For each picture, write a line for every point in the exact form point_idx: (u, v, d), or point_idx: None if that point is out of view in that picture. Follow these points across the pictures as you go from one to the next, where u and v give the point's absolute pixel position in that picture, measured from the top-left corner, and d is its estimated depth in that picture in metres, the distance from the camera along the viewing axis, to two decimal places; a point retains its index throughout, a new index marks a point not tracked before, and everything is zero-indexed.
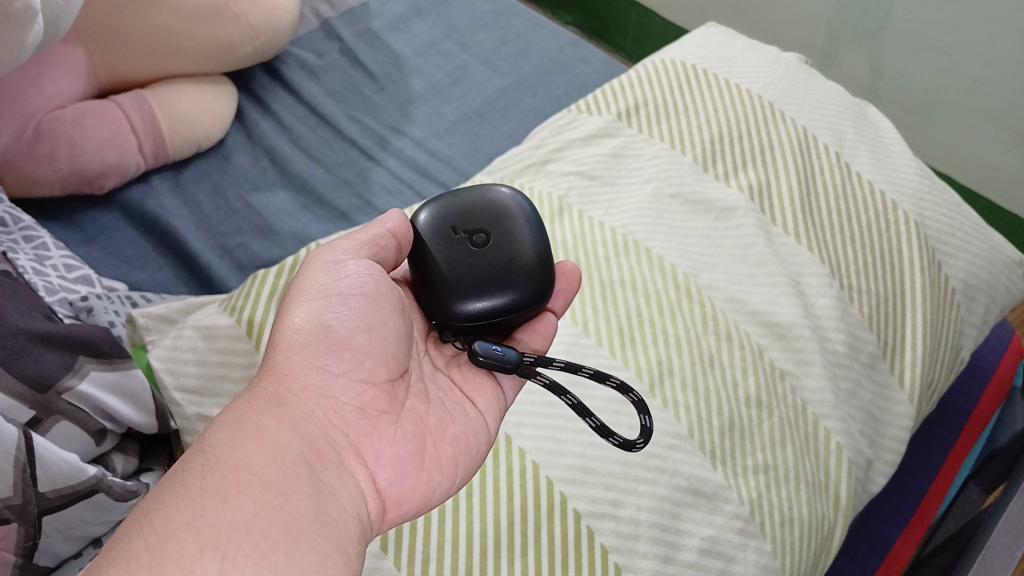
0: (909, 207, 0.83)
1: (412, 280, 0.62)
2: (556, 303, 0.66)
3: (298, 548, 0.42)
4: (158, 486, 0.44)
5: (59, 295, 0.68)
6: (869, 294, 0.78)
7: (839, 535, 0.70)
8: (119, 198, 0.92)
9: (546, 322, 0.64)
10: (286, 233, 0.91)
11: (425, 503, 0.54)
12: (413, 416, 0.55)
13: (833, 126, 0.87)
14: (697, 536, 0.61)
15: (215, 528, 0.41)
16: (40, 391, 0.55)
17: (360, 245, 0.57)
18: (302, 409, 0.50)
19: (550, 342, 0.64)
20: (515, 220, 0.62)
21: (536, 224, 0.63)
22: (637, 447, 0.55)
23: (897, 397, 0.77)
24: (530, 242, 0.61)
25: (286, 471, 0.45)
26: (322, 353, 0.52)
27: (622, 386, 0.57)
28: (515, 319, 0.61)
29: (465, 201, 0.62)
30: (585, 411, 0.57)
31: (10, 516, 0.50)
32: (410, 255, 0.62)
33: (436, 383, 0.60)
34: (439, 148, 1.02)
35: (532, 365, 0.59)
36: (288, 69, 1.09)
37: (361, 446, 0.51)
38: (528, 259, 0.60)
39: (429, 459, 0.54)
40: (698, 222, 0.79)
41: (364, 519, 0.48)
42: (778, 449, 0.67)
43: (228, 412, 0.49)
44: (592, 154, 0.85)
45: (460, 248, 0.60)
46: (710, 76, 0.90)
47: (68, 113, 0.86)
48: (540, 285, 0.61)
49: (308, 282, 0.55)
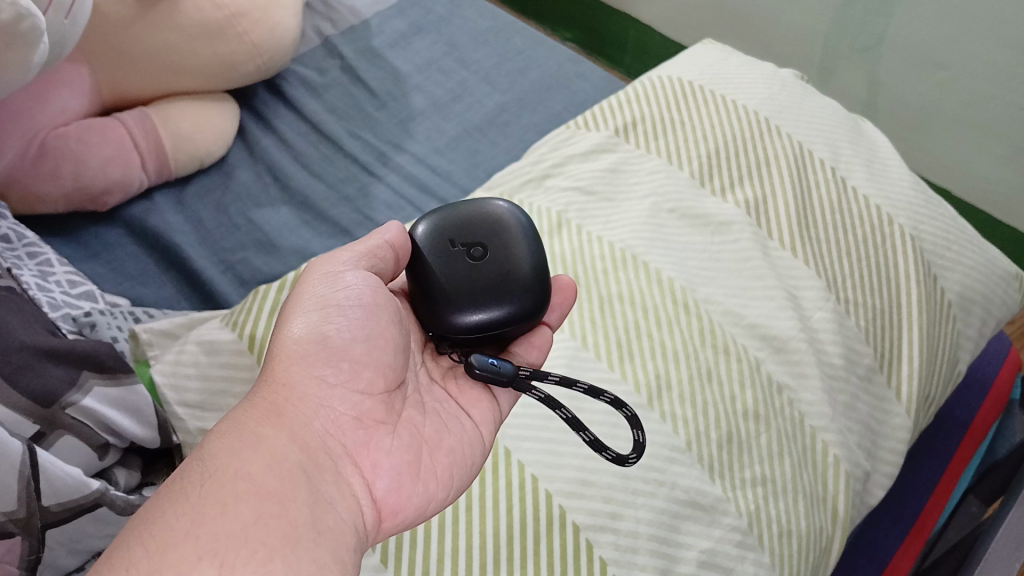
0: (905, 221, 0.84)
1: (410, 292, 0.63)
2: (552, 316, 0.67)
3: (294, 555, 0.42)
4: (159, 493, 0.45)
5: (63, 311, 0.69)
6: (866, 307, 0.79)
7: (837, 547, 0.70)
8: (122, 215, 0.93)
9: (541, 334, 0.65)
10: (288, 249, 0.92)
11: (421, 513, 0.54)
12: (410, 427, 0.56)
13: (829, 142, 0.88)
14: (695, 548, 0.61)
15: (213, 534, 0.41)
16: (44, 406, 0.56)
17: (359, 257, 0.58)
18: (300, 418, 0.50)
19: (545, 354, 0.65)
20: (513, 233, 0.62)
21: (534, 237, 0.63)
22: (629, 461, 0.57)
23: (894, 409, 0.77)
24: (528, 255, 0.62)
25: (283, 479, 0.46)
26: (321, 363, 0.53)
27: (617, 401, 0.58)
28: (512, 332, 0.62)
29: (463, 214, 0.63)
30: (578, 425, 0.57)
31: (14, 529, 0.51)
32: (409, 266, 0.63)
33: (433, 395, 0.61)
34: (439, 163, 1.03)
35: (528, 379, 0.60)
36: (289, 87, 1.10)
37: (359, 455, 0.52)
38: (525, 272, 0.61)
39: (426, 469, 0.55)
40: (695, 236, 0.80)
41: (360, 528, 0.49)
42: (776, 461, 0.67)
43: (227, 421, 0.50)
44: (590, 169, 0.86)
45: (458, 261, 0.61)
46: (707, 92, 0.91)
47: (72, 131, 0.87)
48: (537, 298, 0.61)
49: (307, 292, 0.56)
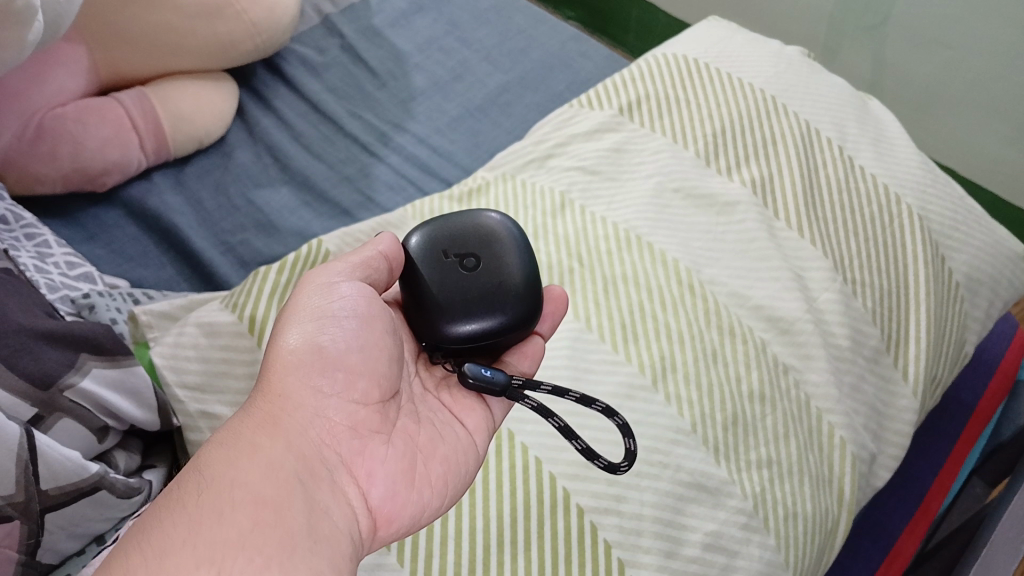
0: (912, 201, 0.83)
1: (403, 302, 0.62)
2: (542, 327, 0.65)
3: (292, 564, 0.41)
4: (155, 503, 0.43)
5: (61, 293, 0.68)
6: (872, 288, 0.78)
7: (843, 530, 0.70)
8: (121, 195, 0.92)
9: (533, 344, 0.64)
10: (288, 230, 0.91)
11: (417, 521, 0.53)
12: (403, 435, 0.55)
13: (836, 121, 0.87)
14: (700, 531, 0.61)
15: (211, 543, 0.40)
16: (42, 389, 0.55)
17: (353, 269, 0.57)
18: (296, 426, 0.50)
19: (537, 365, 0.64)
20: (505, 245, 0.62)
21: (526, 248, 0.63)
22: (621, 469, 0.55)
23: (901, 390, 0.77)
24: (520, 266, 0.61)
25: (280, 488, 0.45)
26: (316, 373, 0.52)
27: (607, 409, 0.56)
28: (504, 341, 0.61)
29: (455, 225, 0.62)
30: (570, 433, 0.55)
31: (13, 513, 0.50)
32: (401, 277, 0.62)
33: (426, 404, 0.60)
34: (440, 144, 1.02)
35: (520, 389, 0.58)
36: (289, 66, 1.09)
37: (354, 464, 0.51)
38: (517, 282, 0.60)
39: (420, 477, 0.54)
40: (700, 216, 0.79)
41: (357, 537, 0.48)
42: (782, 443, 0.67)
43: (223, 430, 0.48)
44: (594, 149, 0.85)
45: (451, 272, 0.60)
46: (713, 70, 0.90)
47: (70, 111, 0.86)
48: (530, 307, 0.61)
49: (303, 301, 0.55)
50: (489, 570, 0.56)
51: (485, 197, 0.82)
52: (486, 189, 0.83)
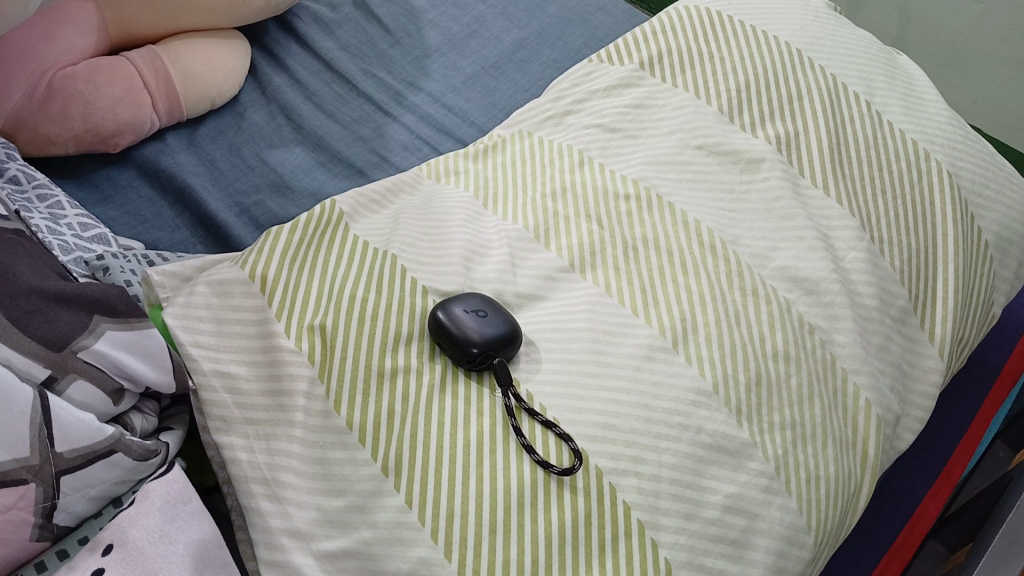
0: (942, 157, 0.81)
1: (450, 348, 0.60)
2: (521, 364, 0.62)
3: None
4: None
5: (75, 255, 0.66)
6: (901, 247, 0.76)
7: (866, 493, 0.69)
8: (135, 156, 0.90)
9: (512, 351, 0.61)
10: (303, 190, 0.89)
11: None
12: None
13: (864, 76, 0.85)
14: (720, 493, 0.59)
15: None
16: (54, 350, 0.54)
17: None
18: None
19: (519, 388, 0.60)
20: (468, 295, 0.64)
21: (485, 298, 0.64)
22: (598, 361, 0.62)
23: (927, 351, 0.75)
24: (478, 298, 0.63)
25: None
26: None
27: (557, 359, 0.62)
28: (499, 326, 0.61)
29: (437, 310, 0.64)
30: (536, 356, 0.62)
31: (26, 475, 0.49)
32: (443, 347, 0.61)
33: None
34: (456, 102, 1.00)
35: (489, 314, 0.62)
36: (301, 23, 1.06)
37: None
38: (475, 299, 0.63)
39: None
40: (723, 173, 0.77)
41: None
42: (805, 406, 0.65)
43: None
44: (614, 105, 0.83)
45: (443, 309, 0.62)
46: (737, 23, 0.87)
47: (80, 71, 0.85)
48: (494, 310, 0.62)
49: None
50: (510, 532, 0.54)
51: (501, 154, 0.82)
52: (503, 146, 0.83)
